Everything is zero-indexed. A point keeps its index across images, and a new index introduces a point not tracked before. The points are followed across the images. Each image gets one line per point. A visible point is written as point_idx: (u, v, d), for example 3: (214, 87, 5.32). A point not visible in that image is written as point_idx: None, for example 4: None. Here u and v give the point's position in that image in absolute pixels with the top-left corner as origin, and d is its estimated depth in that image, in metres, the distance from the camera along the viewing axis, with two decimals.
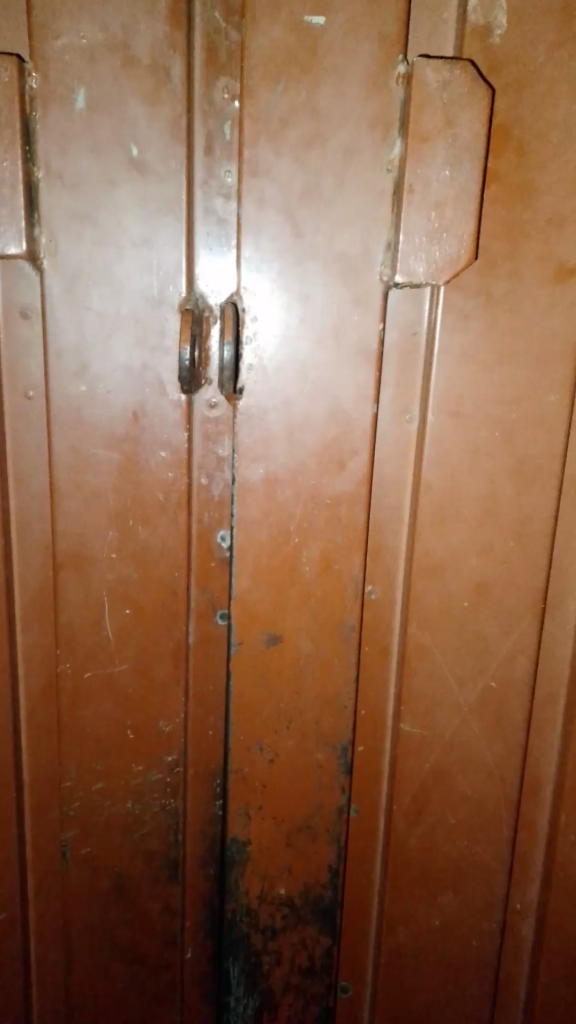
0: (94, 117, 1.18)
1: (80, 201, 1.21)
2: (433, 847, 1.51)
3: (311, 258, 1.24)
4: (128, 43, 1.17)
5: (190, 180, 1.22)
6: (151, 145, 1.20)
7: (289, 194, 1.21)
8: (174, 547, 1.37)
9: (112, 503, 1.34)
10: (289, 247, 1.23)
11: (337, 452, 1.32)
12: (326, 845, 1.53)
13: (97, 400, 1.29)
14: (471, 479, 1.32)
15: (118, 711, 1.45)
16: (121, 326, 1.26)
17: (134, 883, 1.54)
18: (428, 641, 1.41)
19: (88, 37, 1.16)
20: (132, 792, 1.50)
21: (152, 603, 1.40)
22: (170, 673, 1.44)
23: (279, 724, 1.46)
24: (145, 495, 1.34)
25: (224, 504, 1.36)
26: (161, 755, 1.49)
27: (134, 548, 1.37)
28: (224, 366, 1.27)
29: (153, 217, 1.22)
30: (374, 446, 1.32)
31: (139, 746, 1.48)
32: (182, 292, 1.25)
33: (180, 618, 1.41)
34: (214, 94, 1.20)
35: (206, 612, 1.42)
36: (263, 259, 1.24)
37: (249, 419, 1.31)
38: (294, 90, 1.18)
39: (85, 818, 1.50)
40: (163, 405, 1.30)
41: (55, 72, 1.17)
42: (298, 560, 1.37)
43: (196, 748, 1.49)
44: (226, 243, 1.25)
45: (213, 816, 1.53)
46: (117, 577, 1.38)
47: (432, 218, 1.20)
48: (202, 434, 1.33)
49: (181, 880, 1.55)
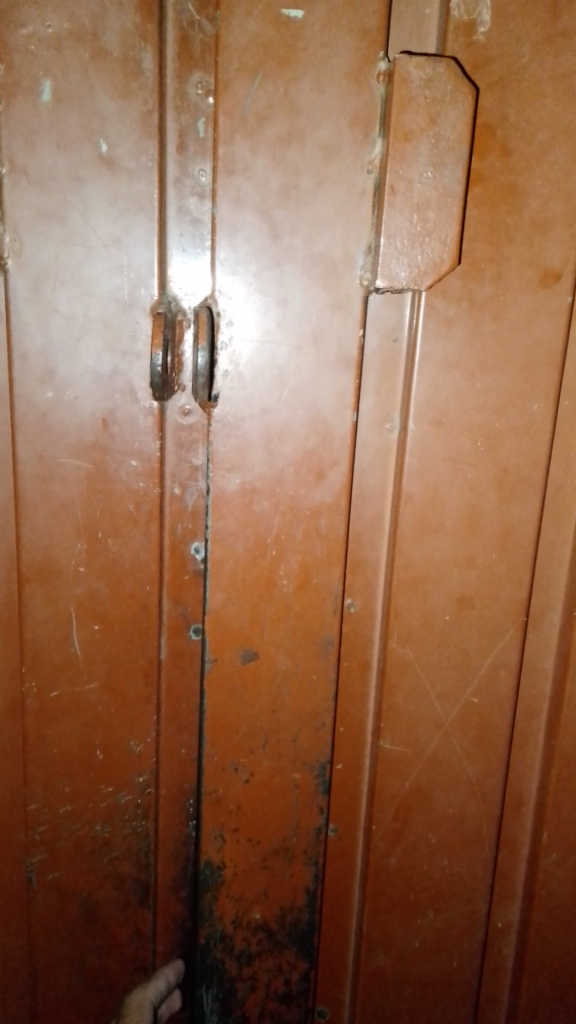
0: (61, 110, 1.14)
1: (46, 199, 1.16)
2: (414, 867, 1.46)
3: (290, 261, 1.19)
4: (97, 33, 1.13)
5: (162, 177, 1.18)
6: (122, 140, 1.16)
7: (267, 193, 1.17)
8: (145, 559, 1.31)
9: (80, 513, 1.28)
10: (266, 249, 1.19)
11: (315, 460, 1.27)
12: (304, 868, 1.46)
13: (64, 406, 1.23)
14: (453, 489, 1.29)
15: (87, 732, 1.38)
16: (90, 329, 1.21)
17: (104, 908, 1.46)
18: (410, 654, 1.36)
19: (55, 27, 1.12)
20: (102, 816, 1.42)
21: (123, 618, 1.33)
22: (142, 692, 1.37)
23: (255, 746, 1.40)
24: (115, 506, 1.28)
25: (198, 515, 1.30)
26: (132, 777, 1.41)
27: (103, 560, 1.30)
28: (199, 368, 1.21)
29: (123, 215, 1.17)
30: (354, 454, 1.28)
31: (109, 768, 1.40)
32: (154, 295, 1.20)
33: (152, 635, 1.35)
34: (188, 89, 1.16)
35: (179, 626, 1.36)
36: (240, 262, 1.19)
37: (224, 428, 1.25)
38: (272, 85, 1.15)
39: (51, 845, 1.42)
40: (134, 412, 1.24)
41: (20, 61, 1.12)
42: (275, 574, 1.32)
43: (170, 770, 1.42)
44: (201, 244, 1.20)
45: (186, 837, 1.46)
46: (85, 590, 1.31)
47: (414, 220, 1.18)
48: (174, 439, 1.27)
49: (153, 904, 1.47)
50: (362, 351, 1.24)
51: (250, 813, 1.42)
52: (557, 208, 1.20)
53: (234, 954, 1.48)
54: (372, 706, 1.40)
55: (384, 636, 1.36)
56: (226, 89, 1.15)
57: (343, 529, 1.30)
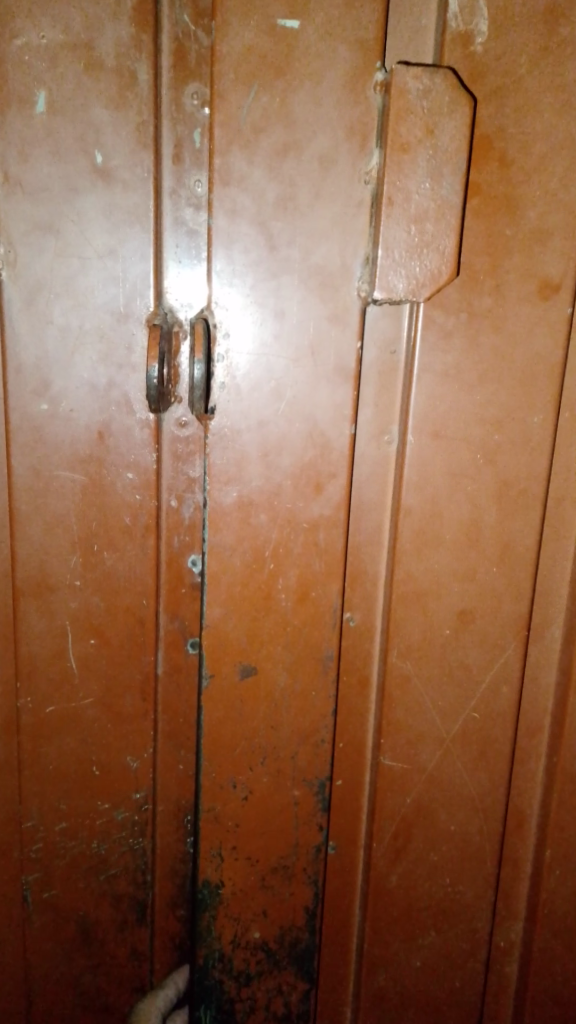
0: (56, 121, 1.13)
1: (41, 210, 1.15)
2: (415, 885, 1.43)
3: (287, 273, 1.18)
4: (92, 44, 1.12)
5: (158, 188, 1.17)
6: (117, 151, 1.15)
7: (264, 205, 1.16)
8: (142, 574, 1.29)
9: (76, 527, 1.26)
10: (263, 260, 1.18)
11: (313, 472, 1.25)
12: (303, 888, 1.43)
13: (60, 419, 1.22)
14: (453, 501, 1.28)
15: (83, 749, 1.36)
16: (85, 342, 1.19)
17: (101, 928, 1.44)
18: (410, 669, 1.34)
19: (49, 39, 1.11)
20: (98, 834, 1.40)
21: (120, 634, 1.32)
22: (139, 707, 1.35)
23: (254, 763, 1.37)
24: (111, 519, 1.27)
25: (196, 527, 1.30)
26: (129, 794, 1.39)
27: (99, 575, 1.29)
28: (195, 381, 1.19)
29: (119, 227, 1.16)
30: (353, 468, 1.27)
31: (106, 785, 1.38)
32: (150, 307, 1.19)
33: (149, 651, 1.33)
34: (184, 101, 1.17)
35: (177, 641, 1.35)
36: (236, 273, 1.18)
37: (221, 441, 1.23)
38: (268, 97, 1.14)
39: (47, 864, 1.40)
40: (130, 425, 1.23)
41: (14, 73, 1.11)
42: (273, 588, 1.30)
43: (167, 787, 1.41)
44: (197, 255, 1.20)
45: (184, 853, 1.45)
46: (81, 605, 1.30)
47: (412, 231, 1.16)
48: (171, 452, 1.26)
49: (150, 923, 1.45)
50: (360, 364, 1.23)
51: (249, 832, 1.40)
52: (556, 219, 1.19)
53: (233, 976, 1.45)
54: (372, 722, 1.38)
55: (384, 651, 1.34)
56: (222, 100, 1.13)
57: (342, 542, 1.28)
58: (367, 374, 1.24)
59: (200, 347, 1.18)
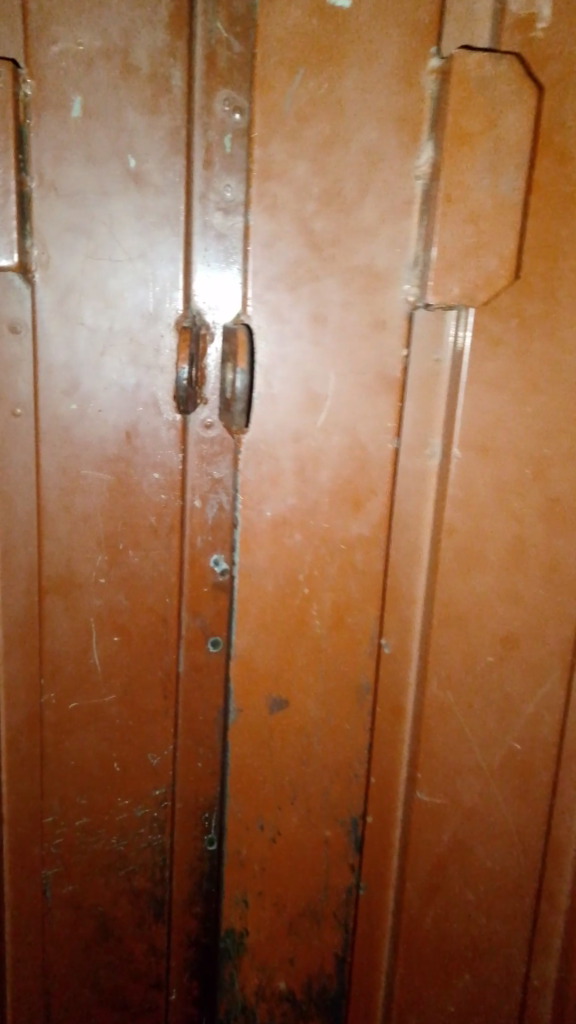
0: (92, 125, 1.07)
1: (75, 213, 1.09)
2: (449, 927, 1.35)
3: (327, 275, 1.12)
4: (127, 48, 1.06)
5: (189, 190, 1.11)
6: (150, 156, 1.09)
7: (302, 208, 1.10)
8: (166, 569, 1.23)
9: (102, 525, 1.20)
10: (302, 266, 1.11)
11: (351, 491, 1.19)
12: (333, 933, 1.37)
13: (88, 421, 1.15)
14: (500, 521, 1.20)
15: (104, 749, 1.29)
16: (114, 343, 1.13)
17: (119, 925, 1.37)
18: (450, 699, 1.26)
19: (86, 45, 1.05)
20: (117, 829, 1.33)
21: (143, 630, 1.25)
22: (160, 704, 1.29)
23: (283, 803, 1.32)
24: (137, 520, 1.20)
25: (220, 527, 1.23)
26: (149, 789, 1.33)
27: (124, 574, 1.22)
28: (241, 391, 1.14)
29: (150, 228, 1.10)
30: (394, 492, 1.20)
31: (126, 781, 1.32)
32: (179, 309, 1.13)
33: (171, 647, 1.26)
34: (215, 105, 1.09)
35: (198, 640, 1.27)
36: (273, 279, 1.12)
37: (254, 456, 1.18)
38: (314, 83, 1.07)
39: (67, 859, 1.33)
40: (157, 426, 1.17)
41: (50, 77, 1.05)
42: (306, 611, 1.24)
43: (186, 784, 1.34)
44: (225, 259, 1.13)
45: (201, 851, 1.38)
46: (105, 603, 1.23)
47: (468, 233, 1.08)
48: (196, 452, 1.19)
49: (167, 919, 1.39)
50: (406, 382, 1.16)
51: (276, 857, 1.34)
52: None
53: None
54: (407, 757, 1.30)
55: (422, 678, 1.26)
56: (267, 92, 1.08)
57: (381, 563, 1.22)
58: (411, 389, 1.17)
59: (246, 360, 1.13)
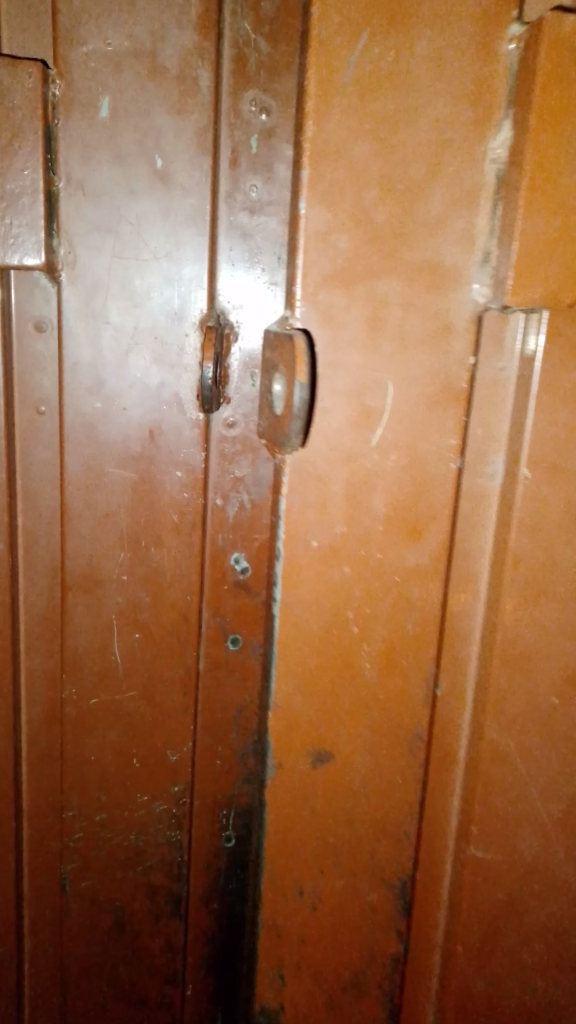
0: (119, 125, 1.08)
1: (102, 212, 1.10)
2: (502, 990, 1.26)
3: (389, 273, 1.03)
4: (156, 50, 1.07)
5: (214, 191, 1.11)
6: (178, 156, 1.09)
7: (360, 194, 1.01)
8: (187, 569, 1.24)
9: (124, 523, 1.21)
10: (360, 267, 1.03)
11: (409, 517, 1.11)
12: (377, 1007, 1.29)
13: (112, 419, 1.17)
14: (567, 547, 1.12)
15: (124, 744, 1.31)
16: (139, 342, 1.14)
17: (137, 919, 1.39)
18: (510, 743, 1.18)
19: (115, 45, 1.06)
20: (136, 823, 1.35)
21: (164, 627, 1.26)
22: (180, 701, 1.30)
23: (325, 866, 1.23)
24: (159, 518, 1.21)
25: (240, 527, 1.23)
26: (168, 785, 1.34)
27: (146, 571, 1.24)
28: (296, 404, 1.05)
29: (176, 228, 1.11)
30: (456, 519, 1.12)
31: (145, 776, 1.33)
32: (203, 308, 1.13)
33: (191, 644, 1.27)
34: (241, 106, 1.10)
35: (217, 637, 1.27)
36: (330, 285, 1.03)
37: (299, 477, 1.09)
38: (380, 52, 0.99)
39: (86, 854, 1.36)
40: (180, 424, 1.18)
41: (79, 78, 1.07)
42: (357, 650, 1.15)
43: (204, 780, 1.34)
44: (250, 259, 1.13)
45: (219, 847, 1.38)
46: (127, 599, 1.25)
47: (554, 225, 0.99)
48: (218, 452, 1.19)
49: (184, 914, 1.39)
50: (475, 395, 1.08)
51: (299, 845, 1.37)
52: None
53: None
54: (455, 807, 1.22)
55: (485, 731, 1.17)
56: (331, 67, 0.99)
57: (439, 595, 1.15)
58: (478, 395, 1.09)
59: (299, 366, 1.03)
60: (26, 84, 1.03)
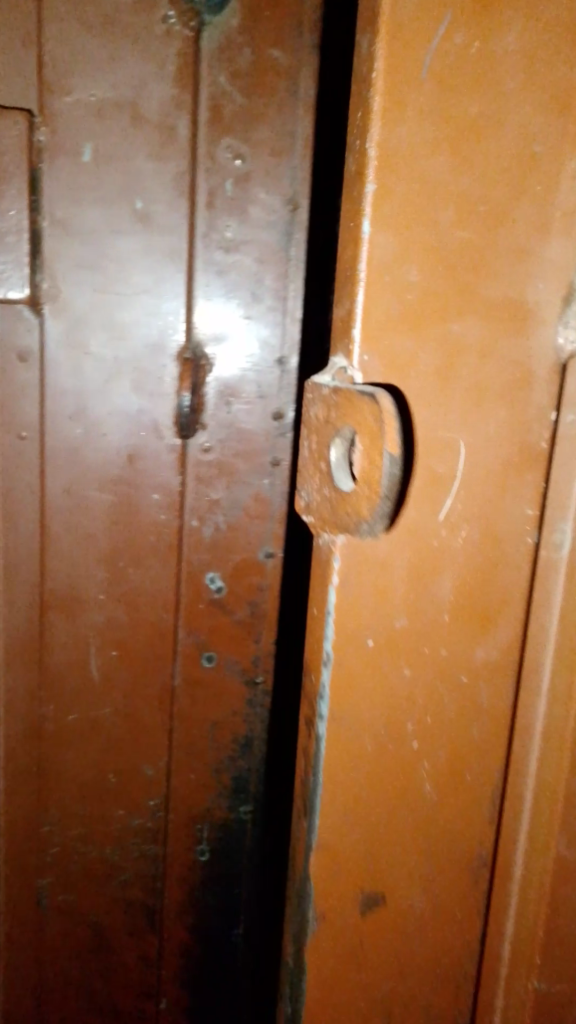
0: (101, 170, 1.19)
1: (85, 251, 1.21)
2: None
3: (459, 317, 0.69)
4: (137, 101, 1.17)
5: (192, 230, 1.21)
6: (156, 198, 1.20)
7: (427, 196, 0.67)
8: (163, 590, 1.35)
9: (102, 543, 1.32)
10: (432, 304, 0.68)
11: (469, 589, 0.74)
12: None
13: (94, 444, 1.28)
14: None
15: (101, 758, 1.41)
16: (120, 372, 1.25)
17: (111, 933, 1.49)
18: None
19: (98, 96, 1.17)
20: (112, 838, 1.45)
21: (140, 645, 1.37)
22: (156, 717, 1.40)
23: None
24: (138, 539, 1.32)
25: (216, 546, 1.33)
26: (144, 800, 1.44)
27: (124, 592, 1.34)
28: (387, 473, 0.67)
29: (156, 265, 1.22)
30: (531, 611, 0.76)
31: (122, 792, 1.43)
32: (181, 340, 1.25)
33: (166, 662, 1.38)
34: (218, 153, 1.20)
35: (193, 655, 1.38)
36: (389, 323, 0.68)
37: (356, 557, 0.71)
38: (462, 39, 0.66)
39: (63, 867, 1.46)
40: (158, 449, 1.29)
41: (63, 125, 1.17)
42: (414, 768, 0.77)
43: (180, 794, 1.44)
44: (227, 291, 1.24)
45: (193, 864, 1.47)
46: (105, 619, 1.35)
47: None
48: (195, 475, 1.30)
49: (158, 928, 1.49)
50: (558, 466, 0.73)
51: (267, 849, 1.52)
52: None
53: None
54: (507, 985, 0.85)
55: (543, 815, 0.82)
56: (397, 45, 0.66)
57: (505, 691, 0.78)
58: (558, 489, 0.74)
59: (390, 420, 0.66)
60: (12, 133, 1.15)
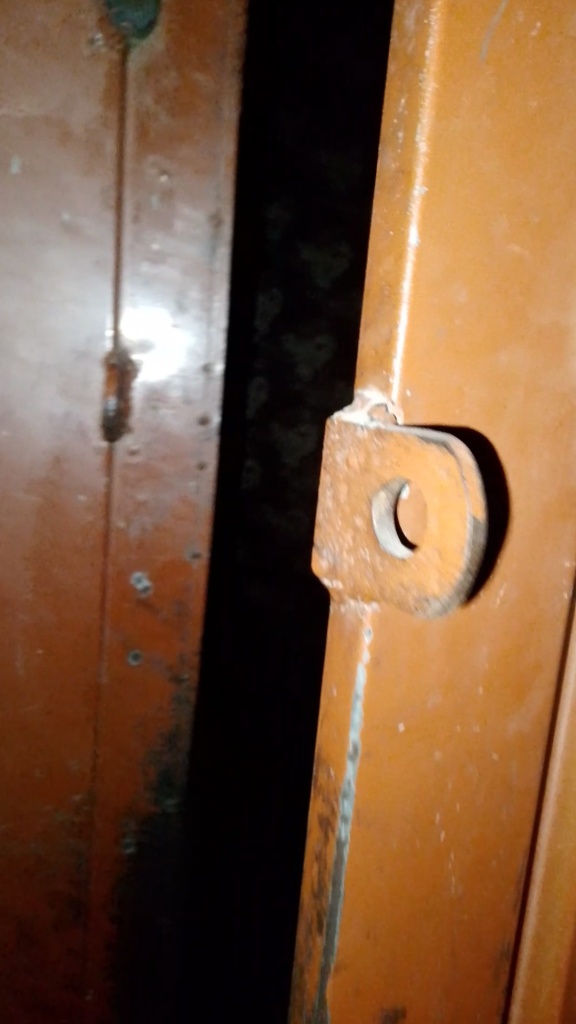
0: (37, 189, 1.08)
1: (6, 259, 1.10)
2: None
3: (514, 340, 0.50)
4: (64, 117, 1.07)
5: (119, 238, 1.11)
6: (85, 205, 1.09)
7: (495, 182, 0.48)
8: (87, 590, 1.22)
9: (27, 580, 1.20)
10: (482, 329, 0.50)
11: (514, 672, 0.54)
12: None
13: (15, 448, 1.16)
14: None
15: (24, 807, 1.30)
16: (45, 378, 1.14)
17: (33, 964, 1.35)
18: None
19: (27, 108, 1.07)
20: (30, 867, 1.33)
21: (68, 650, 1.24)
22: (83, 737, 1.28)
23: None
24: (62, 548, 1.20)
25: (142, 554, 1.21)
26: (65, 833, 1.32)
27: (46, 631, 1.23)
28: (469, 540, 0.46)
29: (83, 279, 1.11)
30: None
31: (40, 819, 1.31)
32: (107, 347, 1.13)
33: (90, 659, 1.25)
34: (145, 168, 1.09)
35: (119, 650, 1.25)
36: (437, 354, 0.49)
37: (391, 634, 0.51)
38: None
39: None
40: (84, 452, 1.17)
41: None
42: (456, 914, 0.55)
43: (109, 814, 1.32)
44: (159, 296, 1.13)
45: (124, 880, 1.36)
46: (25, 658, 1.23)
47: None
48: (121, 479, 1.18)
49: (82, 950, 1.37)
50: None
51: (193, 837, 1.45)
52: None
53: None
54: None
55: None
56: None
57: (548, 793, 0.57)
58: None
59: (471, 473, 0.47)
60: None
